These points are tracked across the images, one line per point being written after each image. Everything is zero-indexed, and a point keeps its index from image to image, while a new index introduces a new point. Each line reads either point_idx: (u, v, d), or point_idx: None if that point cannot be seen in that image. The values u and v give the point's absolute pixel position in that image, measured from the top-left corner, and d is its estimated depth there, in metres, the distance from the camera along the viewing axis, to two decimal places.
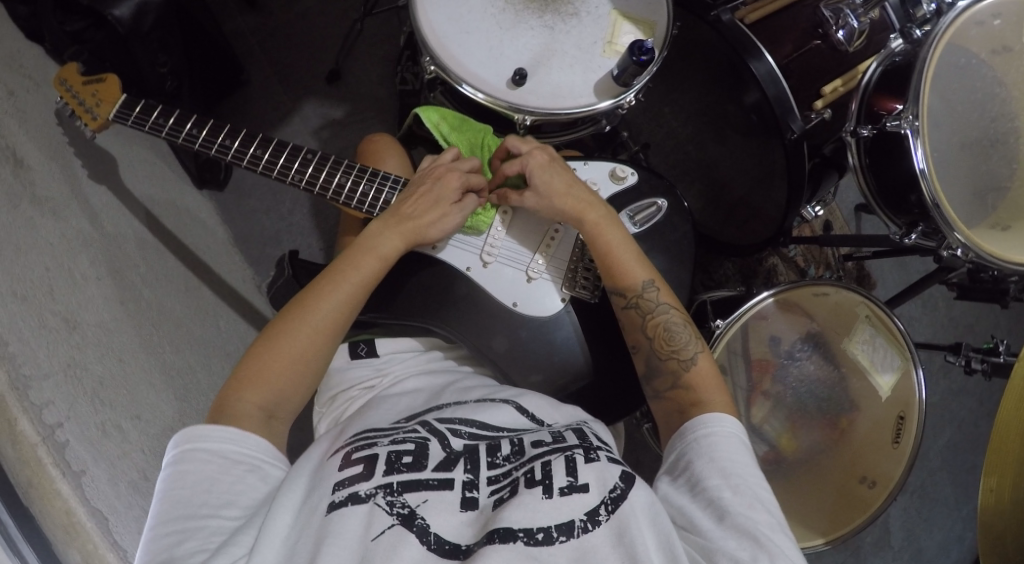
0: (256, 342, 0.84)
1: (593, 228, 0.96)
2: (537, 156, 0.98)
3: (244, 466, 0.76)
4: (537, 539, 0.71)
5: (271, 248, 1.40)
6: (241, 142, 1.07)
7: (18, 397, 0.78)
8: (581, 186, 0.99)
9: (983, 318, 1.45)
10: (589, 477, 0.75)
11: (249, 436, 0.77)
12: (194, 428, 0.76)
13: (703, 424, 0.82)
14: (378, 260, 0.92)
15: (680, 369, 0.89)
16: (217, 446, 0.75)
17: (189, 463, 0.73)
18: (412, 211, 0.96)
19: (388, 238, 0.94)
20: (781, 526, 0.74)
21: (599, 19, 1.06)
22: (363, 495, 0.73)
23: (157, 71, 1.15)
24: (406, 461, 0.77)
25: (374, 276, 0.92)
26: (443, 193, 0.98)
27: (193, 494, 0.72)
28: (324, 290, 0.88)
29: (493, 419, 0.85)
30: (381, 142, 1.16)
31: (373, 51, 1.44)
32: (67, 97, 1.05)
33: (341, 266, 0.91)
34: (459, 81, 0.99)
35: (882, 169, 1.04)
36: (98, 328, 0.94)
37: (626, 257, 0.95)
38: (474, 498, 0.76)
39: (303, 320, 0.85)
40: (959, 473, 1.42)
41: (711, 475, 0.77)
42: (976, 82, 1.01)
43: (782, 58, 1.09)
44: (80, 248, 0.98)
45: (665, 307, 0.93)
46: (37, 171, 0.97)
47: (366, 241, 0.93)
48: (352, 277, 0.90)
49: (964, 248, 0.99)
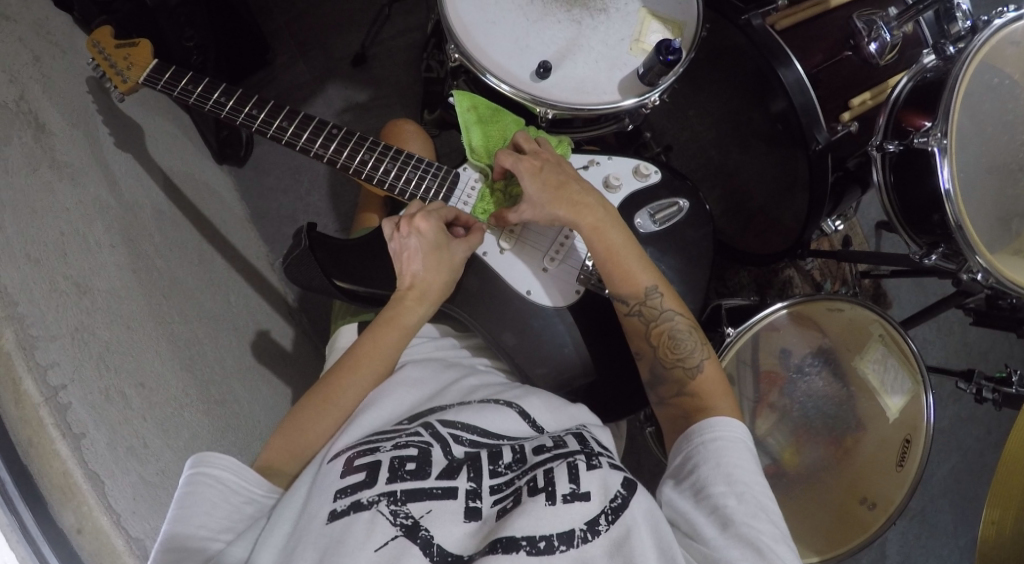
0: (274, 435, 0.83)
1: (593, 231, 0.94)
2: (527, 163, 0.96)
3: (241, 497, 0.77)
4: (539, 548, 0.70)
5: (286, 226, 1.41)
6: (268, 113, 1.07)
7: (24, 356, 0.79)
8: (575, 183, 0.96)
9: (999, 346, 1.43)
10: (591, 485, 0.75)
11: (247, 468, 0.78)
12: (204, 454, 0.77)
13: (712, 428, 0.80)
14: (400, 330, 0.91)
15: (686, 378, 0.88)
16: (221, 474, 0.76)
17: (194, 487, 0.75)
18: (415, 276, 0.94)
19: (405, 308, 0.93)
20: (784, 538, 0.73)
21: (627, 16, 1.05)
22: (366, 502, 0.73)
23: (183, 44, 1.17)
24: (409, 468, 0.76)
25: (395, 348, 0.91)
26: (427, 237, 0.94)
27: (192, 516, 0.74)
28: (345, 373, 0.88)
29: (494, 425, 0.84)
30: (404, 125, 1.18)
31: (399, 36, 1.43)
32: (99, 60, 1.06)
33: (360, 346, 0.89)
34: (484, 71, 0.99)
35: (907, 187, 1.01)
36: (108, 294, 0.95)
37: (632, 261, 0.93)
38: (477, 508, 0.75)
39: (325, 412, 0.85)
40: (962, 501, 1.40)
41: (716, 482, 0.75)
42: (1007, 103, 0.99)
43: (812, 67, 1.07)
44: (95, 214, 0.98)
45: (669, 315, 0.91)
46: (58, 136, 0.98)
47: (384, 315, 0.92)
48: (374, 355, 0.89)
49: (984, 272, 0.97)
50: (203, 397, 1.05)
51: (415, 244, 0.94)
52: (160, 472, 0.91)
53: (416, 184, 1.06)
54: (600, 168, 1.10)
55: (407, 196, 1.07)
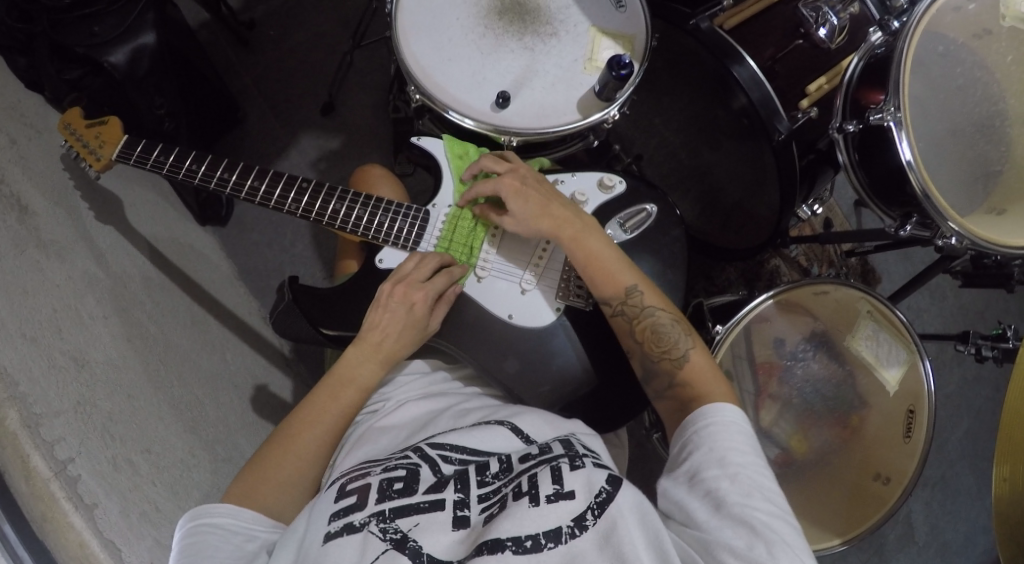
0: (242, 472, 0.86)
1: (572, 241, 0.96)
2: (508, 182, 0.99)
3: (242, 536, 0.80)
4: (525, 547, 0.72)
5: (277, 278, 1.44)
6: (238, 174, 1.10)
7: (30, 433, 0.81)
8: (557, 203, 0.99)
9: (993, 305, 1.44)
10: (575, 484, 0.76)
11: (242, 510, 0.81)
12: (198, 506, 0.80)
13: (706, 415, 0.80)
14: (356, 390, 0.94)
15: (674, 368, 0.89)
16: (219, 519, 0.80)
17: (195, 534, 0.78)
18: (384, 338, 0.97)
19: (368, 366, 0.95)
20: (782, 515, 0.73)
21: (578, 37, 1.08)
22: (358, 524, 0.75)
23: (155, 113, 1.20)
24: (396, 487, 0.78)
25: (354, 405, 0.93)
26: (415, 312, 0.98)
27: (195, 559, 0.76)
28: (308, 418, 0.90)
29: (484, 442, 0.86)
30: (371, 170, 1.21)
31: (364, 80, 1.47)
32: (71, 141, 1.08)
33: (320, 396, 0.92)
34: (446, 107, 1.02)
35: (872, 163, 1.03)
36: (105, 364, 0.97)
37: (610, 262, 0.95)
38: (465, 516, 0.77)
39: (286, 452, 0.87)
40: (981, 465, 1.39)
41: (709, 465, 0.76)
42: (957, 67, 1.02)
43: (765, 60, 1.10)
44: (85, 288, 1.01)
45: (649, 310, 0.93)
46: (42, 216, 1.00)
47: (346, 370, 0.94)
48: (332, 409, 0.92)
49: (958, 236, 0.99)
50: (208, 456, 1.07)
51: (399, 312, 0.98)
52: (171, 535, 0.92)
53: (388, 227, 1.08)
54: (566, 184, 1.12)
55: (381, 240, 1.09)
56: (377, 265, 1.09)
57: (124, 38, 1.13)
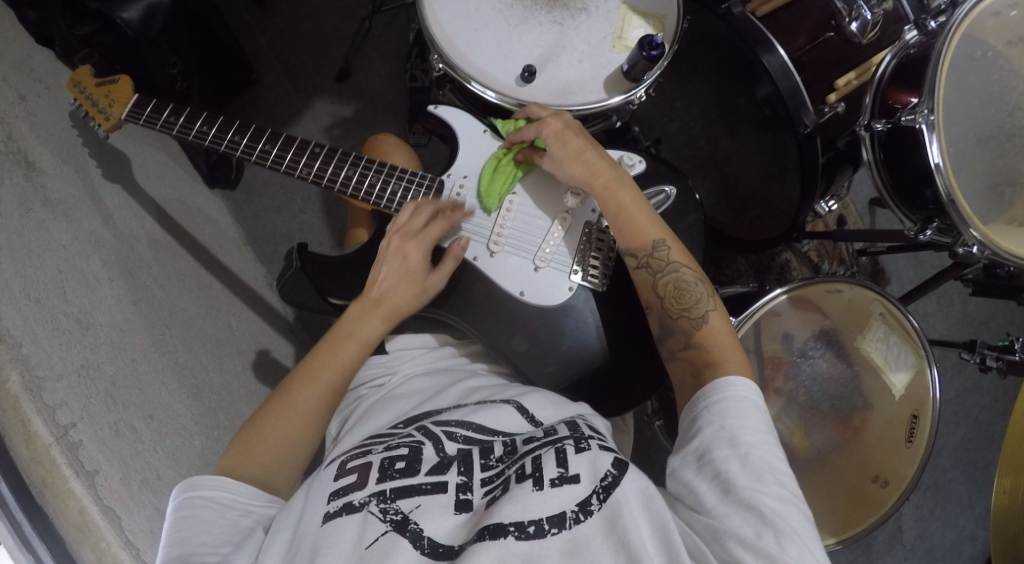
0: (239, 433, 0.85)
1: (604, 191, 0.95)
2: (551, 124, 0.96)
3: (237, 511, 0.78)
4: (528, 533, 0.71)
5: (282, 246, 1.41)
6: (250, 137, 1.07)
7: (33, 398, 0.79)
8: (594, 149, 0.96)
9: (1001, 313, 1.44)
10: (580, 467, 0.76)
11: (240, 483, 0.80)
12: (193, 478, 0.78)
13: (717, 391, 0.79)
14: (358, 344, 0.91)
15: (691, 329, 0.88)
16: (214, 493, 0.78)
17: (188, 508, 0.76)
18: (383, 292, 0.94)
19: (370, 321, 0.93)
20: (792, 498, 0.73)
21: (608, 14, 1.05)
22: (357, 504, 0.75)
23: (167, 72, 1.17)
24: (398, 467, 0.78)
25: (354, 360, 0.91)
26: (410, 264, 0.95)
27: (190, 535, 0.74)
28: (308, 377, 0.88)
29: (490, 421, 0.86)
30: (386, 138, 1.18)
31: (382, 47, 1.44)
32: (80, 98, 1.06)
33: (322, 352, 0.90)
34: (468, 78, 0.99)
35: (897, 162, 1.02)
36: (110, 327, 0.95)
37: (640, 215, 0.94)
38: (468, 500, 0.77)
39: (284, 411, 0.86)
40: (974, 470, 1.41)
41: (719, 446, 0.75)
42: (993, 74, 1.00)
43: (794, 50, 1.08)
44: (91, 249, 0.98)
45: (676, 266, 0.91)
46: (49, 173, 0.98)
47: (346, 325, 0.92)
48: (330, 365, 0.89)
49: (980, 244, 0.98)
50: (210, 424, 1.06)
51: (397, 264, 0.95)
52: None
53: (401, 196, 1.06)
54: None
55: (394, 208, 1.06)
56: None
57: None
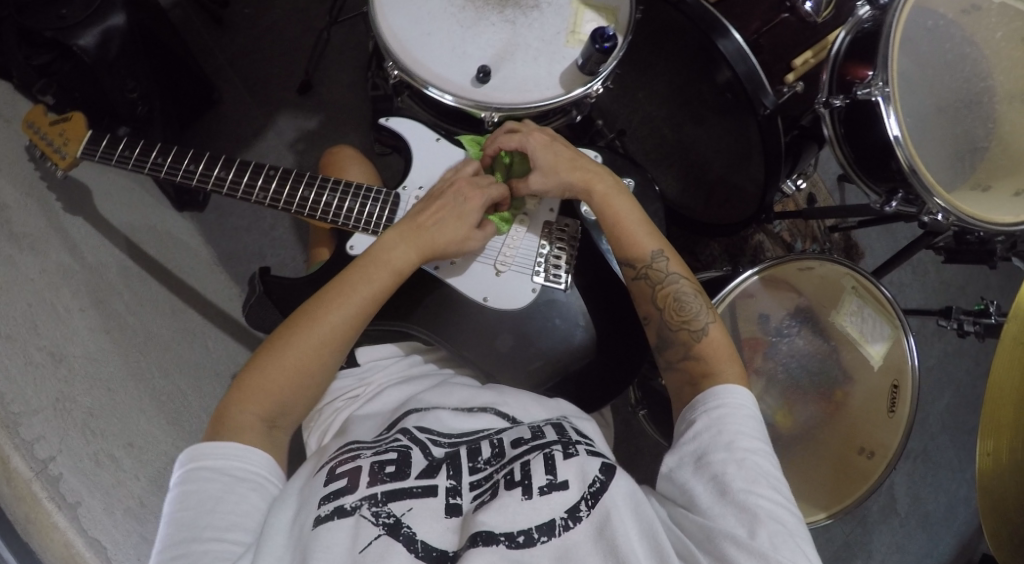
0: (261, 350, 0.85)
1: (603, 198, 0.96)
2: (536, 137, 0.98)
3: (248, 485, 0.76)
4: (518, 542, 0.72)
5: (257, 264, 1.41)
6: (205, 165, 1.07)
7: (9, 436, 0.80)
8: (584, 158, 0.99)
9: (974, 279, 1.46)
10: (568, 473, 0.76)
11: (251, 451, 0.78)
12: (200, 447, 0.77)
13: (716, 397, 0.80)
14: (391, 272, 0.92)
15: (691, 340, 0.88)
16: (222, 466, 0.76)
17: (194, 483, 0.74)
18: (424, 225, 0.95)
19: (404, 251, 0.93)
20: (786, 503, 0.73)
21: (560, 9, 1.06)
22: (349, 508, 0.74)
23: (127, 97, 1.16)
24: (388, 471, 0.78)
25: (386, 287, 0.91)
26: (466, 208, 0.97)
27: (198, 515, 0.72)
28: (335, 300, 0.88)
29: (464, 425, 0.86)
30: (342, 151, 1.19)
31: (342, 58, 1.44)
32: (35, 139, 1.05)
33: (353, 275, 0.90)
34: (425, 84, 0.99)
35: (856, 138, 1.03)
36: (85, 358, 0.94)
37: (636, 227, 0.95)
38: (458, 504, 0.77)
39: (311, 330, 0.86)
40: (961, 435, 1.43)
41: (717, 449, 0.76)
42: (944, 42, 1.01)
43: (751, 34, 1.09)
44: (61, 281, 0.98)
45: (673, 277, 0.92)
46: (13, 208, 0.97)
47: (381, 252, 0.93)
48: (363, 289, 0.90)
49: (945, 212, 0.99)
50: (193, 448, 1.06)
51: (450, 202, 0.97)
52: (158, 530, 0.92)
53: (358, 211, 1.06)
54: None
55: (352, 225, 1.06)
56: (349, 252, 1.06)
57: (92, 21, 1.08)
